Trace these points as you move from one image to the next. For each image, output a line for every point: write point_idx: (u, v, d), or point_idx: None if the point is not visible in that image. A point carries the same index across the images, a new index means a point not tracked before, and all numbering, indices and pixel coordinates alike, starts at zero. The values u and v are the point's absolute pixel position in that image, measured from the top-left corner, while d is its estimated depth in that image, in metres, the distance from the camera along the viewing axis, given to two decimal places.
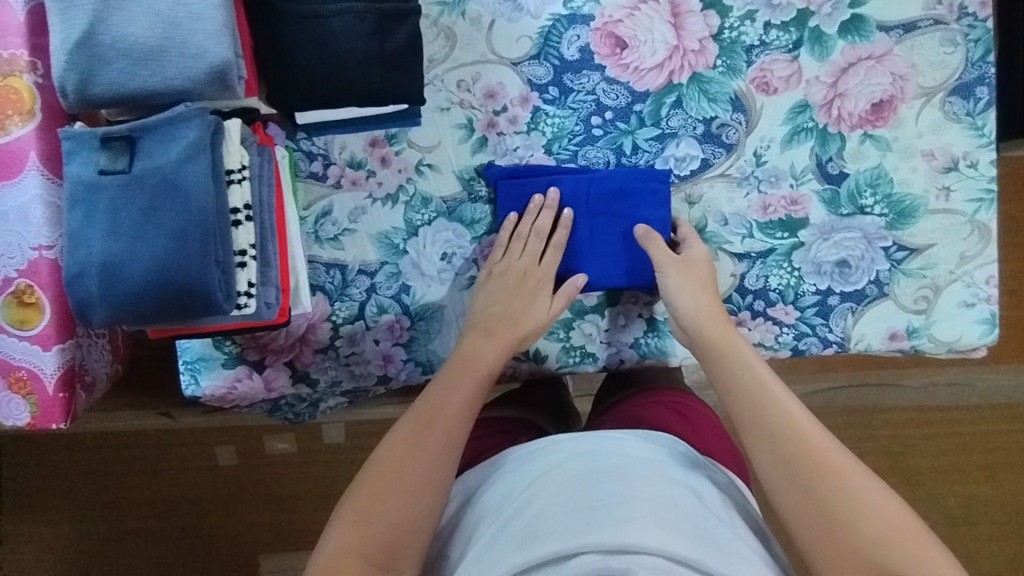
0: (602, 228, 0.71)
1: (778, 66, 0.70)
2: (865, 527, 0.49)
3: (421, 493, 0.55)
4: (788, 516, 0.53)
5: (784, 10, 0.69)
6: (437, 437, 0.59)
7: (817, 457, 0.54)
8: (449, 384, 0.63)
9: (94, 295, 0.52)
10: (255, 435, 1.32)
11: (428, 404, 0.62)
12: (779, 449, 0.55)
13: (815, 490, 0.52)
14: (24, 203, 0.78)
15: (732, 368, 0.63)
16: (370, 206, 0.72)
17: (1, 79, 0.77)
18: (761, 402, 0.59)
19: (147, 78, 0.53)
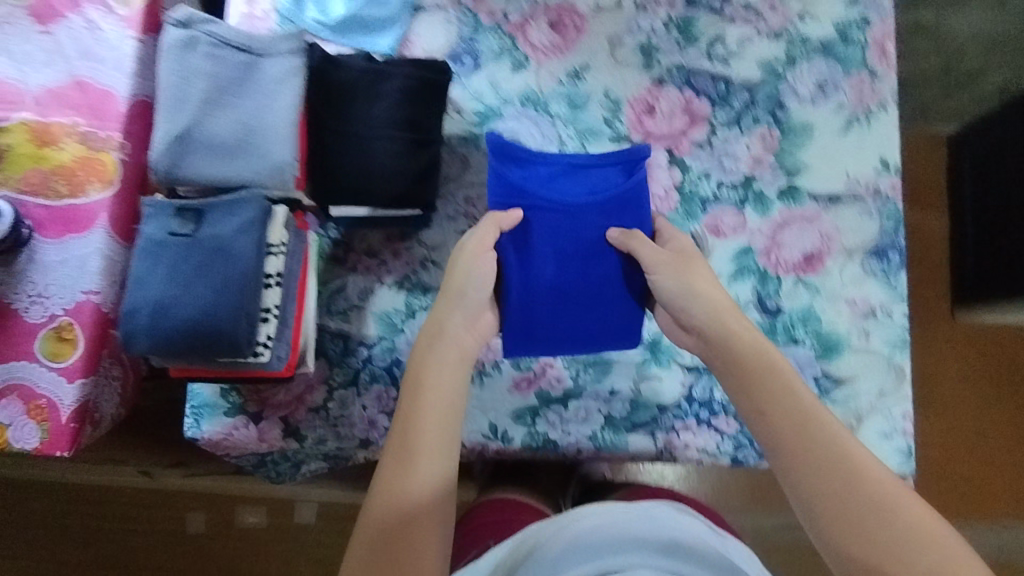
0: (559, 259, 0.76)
1: (728, 217, 0.85)
2: (873, 480, 0.60)
3: (421, 500, 0.63)
4: (811, 481, 0.62)
5: (734, 173, 0.86)
6: (419, 448, 0.65)
7: (832, 444, 0.62)
8: (418, 408, 0.67)
9: (142, 327, 0.62)
10: (228, 505, 1.35)
11: (407, 430, 0.66)
12: (813, 459, 0.62)
13: (834, 461, 0.61)
14: (84, 253, 0.92)
15: (764, 381, 0.67)
16: (378, 288, 0.86)
17: (94, 153, 0.94)
18: (771, 384, 0.67)
19: (222, 166, 0.68)
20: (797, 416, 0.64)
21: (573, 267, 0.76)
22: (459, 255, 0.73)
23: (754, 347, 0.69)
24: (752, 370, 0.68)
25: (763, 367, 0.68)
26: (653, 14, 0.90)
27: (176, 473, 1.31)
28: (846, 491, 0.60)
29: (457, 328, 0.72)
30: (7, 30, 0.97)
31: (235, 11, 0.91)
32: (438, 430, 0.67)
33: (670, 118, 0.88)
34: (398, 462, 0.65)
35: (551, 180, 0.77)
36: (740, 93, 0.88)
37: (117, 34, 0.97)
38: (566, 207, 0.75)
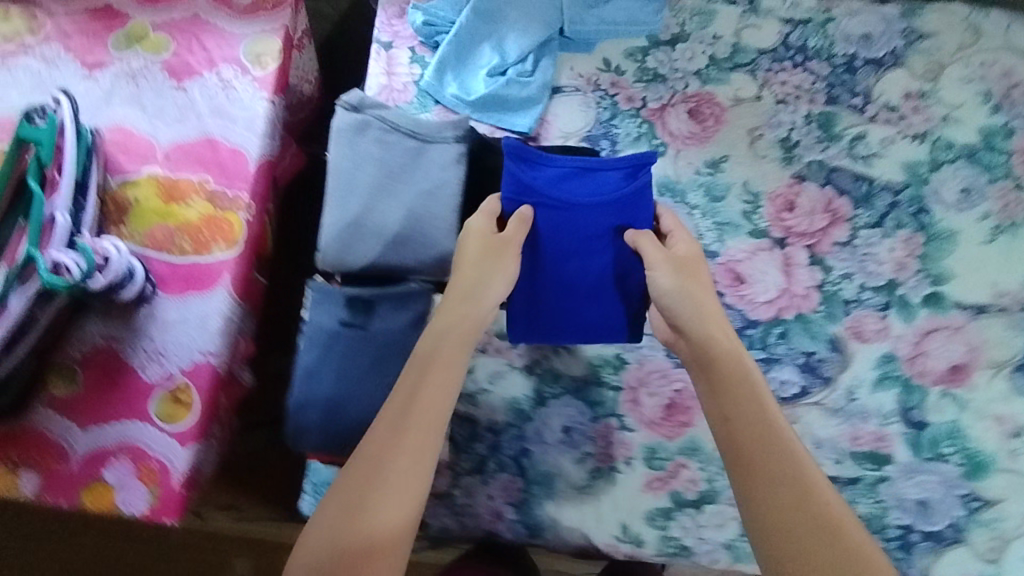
0: (564, 248, 0.76)
1: (871, 321, 0.84)
2: (834, 520, 0.57)
3: (388, 499, 0.55)
4: (765, 505, 0.58)
5: (877, 277, 0.85)
6: (405, 440, 0.57)
7: (797, 473, 0.59)
8: (410, 403, 0.59)
9: (315, 423, 0.62)
10: (279, 554, 1.21)
11: (387, 425, 0.58)
12: (774, 480, 0.59)
13: (790, 487, 0.58)
14: (205, 313, 0.92)
15: (738, 396, 0.65)
16: (509, 372, 0.84)
17: (219, 211, 0.94)
18: (744, 399, 0.64)
19: (389, 254, 0.67)
20: (766, 434, 0.62)
21: (572, 263, 0.77)
22: (493, 237, 0.67)
23: (737, 363, 0.67)
24: (730, 382, 0.66)
25: (740, 383, 0.65)
26: (794, 109, 0.89)
27: (226, 516, 1.21)
28: (796, 518, 0.57)
29: (470, 316, 0.64)
30: (141, 84, 0.98)
31: (373, 81, 0.91)
32: (421, 432, 0.58)
33: (810, 216, 0.87)
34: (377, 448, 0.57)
35: (559, 181, 0.75)
36: (882, 195, 0.87)
37: (249, 94, 0.97)
38: (573, 205, 0.75)
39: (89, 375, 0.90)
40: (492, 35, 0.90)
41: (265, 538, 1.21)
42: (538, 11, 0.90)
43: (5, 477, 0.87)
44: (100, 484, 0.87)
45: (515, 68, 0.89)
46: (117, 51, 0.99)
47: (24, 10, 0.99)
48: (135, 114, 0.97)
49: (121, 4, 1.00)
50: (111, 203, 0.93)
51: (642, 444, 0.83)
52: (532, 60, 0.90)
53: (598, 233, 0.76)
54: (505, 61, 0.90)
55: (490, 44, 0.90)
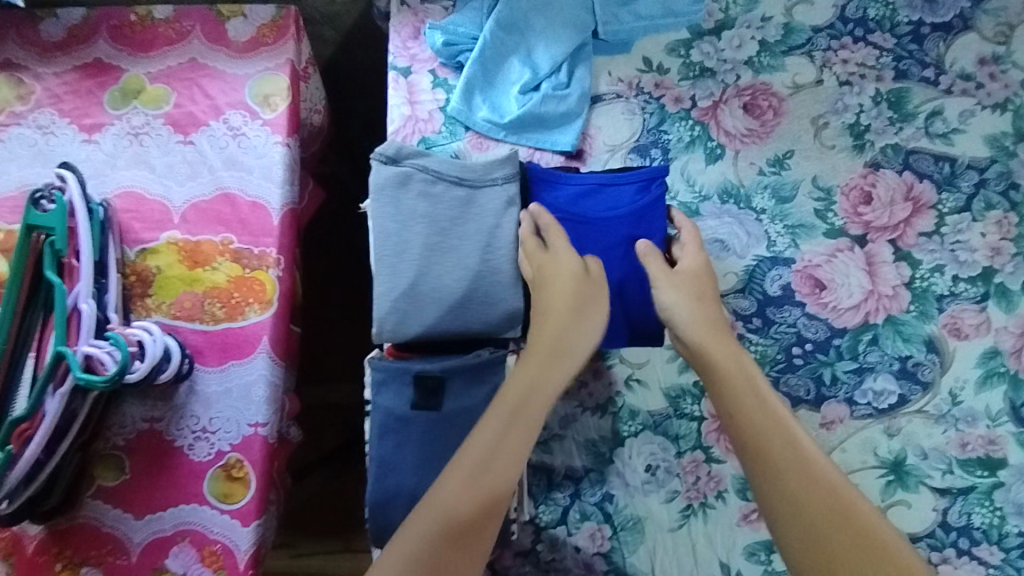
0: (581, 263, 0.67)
1: (968, 315, 0.76)
2: (853, 502, 0.51)
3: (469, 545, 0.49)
4: (776, 499, 0.53)
5: (970, 266, 0.77)
6: (491, 480, 0.51)
7: (807, 459, 0.54)
8: (492, 460, 0.52)
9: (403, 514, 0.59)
10: None
11: (465, 481, 0.50)
12: (798, 493, 0.52)
13: (800, 474, 0.53)
14: (248, 381, 0.85)
15: (741, 403, 0.58)
16: (581, 414, 0.78)
17: (248, 271, 0.87)
18: (740, 393, 0.59)
19: (454, 320, 0.63)
20: (778, 442, 0.55)
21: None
22: (592, 286, 0.61)
23: (734, 361, 0.61)
24: (731, 390, 0.59)
25: (740, 389, 0.59)
26: (860, 90, 0.81)
27: (283, 554, 1.13)
28: (831, 533, 0.50)
29: (558, 369, 0.58)
30: (146, 141, 0.91)
31: (396, 112, 0.83)
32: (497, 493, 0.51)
33: (890, 207, 0.79)
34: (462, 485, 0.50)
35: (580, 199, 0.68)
36: (967, 174, 0.79)
37: (262, 140, 0.90)
38: (594, 221, 0.68)
39: (138, 461, 0.83)
40: (520, 49, 0.83)
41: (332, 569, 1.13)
42: (566, 17, 0.82)
43: None
44: (165, 574, 0.80)
45: (549, 81, 0.82)
46: (114, 109, 0.91)
47: (11, 76, 0.92)
48: (143, 175, 0.90)
49: (112, 57, 0.93)
50: (133, 275, 0.87)
51: (734, 475, 0.76)
52: (566, 70, 0.82)
53: (614, 248, 0.67)
54: (538, 74, 0.82)
55: (518, 58, 0.83)
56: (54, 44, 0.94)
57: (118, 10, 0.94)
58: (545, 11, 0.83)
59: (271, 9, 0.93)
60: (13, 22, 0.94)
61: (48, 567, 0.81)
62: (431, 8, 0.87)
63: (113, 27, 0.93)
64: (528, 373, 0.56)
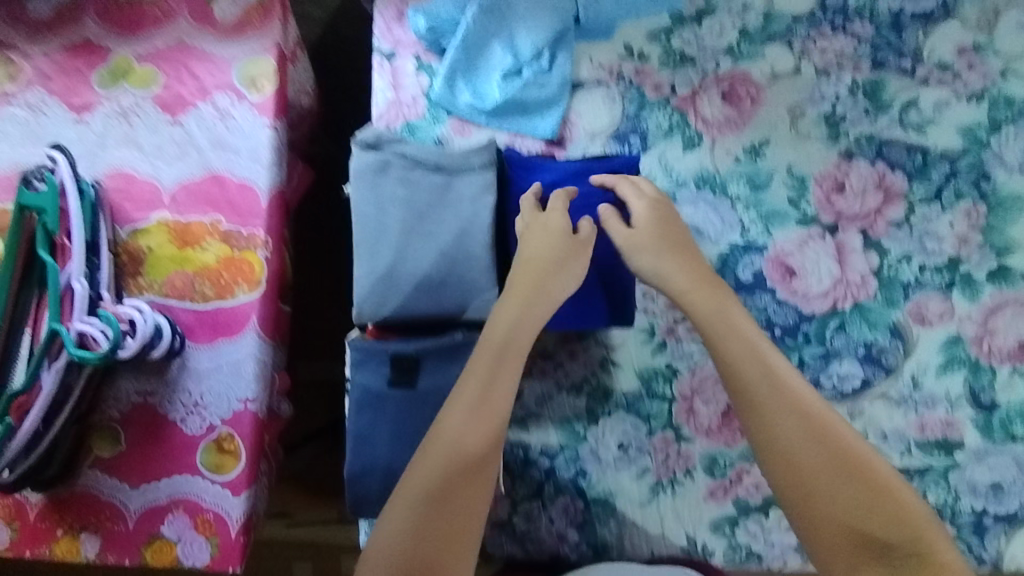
0: None
1: (933, 304, 0.79)
2: (831, 417, 0.55)
3: (477, 468, 0.54)
4: (766, 415, 0.55)
5: (937, 256, 0.79)
6: (491, 411, 0.56)
7: (790, 380, 0.57)
8: (478, 411, 0.55)
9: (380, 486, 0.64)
10: (335, 554, 1.17)
11: (468, 446, 0.54)
12: (785, 431, 0.54)
13: (781, 391, 0.56)
14: (237, 358, 0.88)
15: (728, 345, 0.59)
16: (557, 394, 0.80)
17: (236, 252, 0.90)
18: (722, 320, 0.61)
19: (428, 304, 0.65)
20: (768, 383, 0.56)
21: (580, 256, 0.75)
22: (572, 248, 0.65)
23: (712, 293, 0.63)
24: (721, 336, 0.60)
25: (722, 319, 0.61)
26: (838, 80, 0.82)
27: (279, 525, 1.17)
28: (816, 468, 0.53)
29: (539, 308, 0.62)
30: (135, 122, 0.92)
31: (380, 97, 0.85)
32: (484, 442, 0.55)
33: (862, 195, 0.80)
34: (469, 413, 0.55)
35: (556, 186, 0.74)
36: (939, 165, 0.80)
37: (250, 122, 0.91)
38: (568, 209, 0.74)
39: (133, 433, 0.87)
40: (503, 31, 0.83)
41: (321, 539, 1.17)
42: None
43: (66, 542, 0.85)
44: (160, 540, 0.85)
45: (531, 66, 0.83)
46: (103, 89, 0.93)
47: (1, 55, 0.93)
48: (133, 155, 0.92)
49: (101, 37, 0.94)
50: (124, 254, 0.89)
51: (703, 454, 0.79)
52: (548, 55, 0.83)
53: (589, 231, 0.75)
54: (520, 59, 0.83)
55: (501, 41, 0.84)
56: (41, 23, 0.94)
57: None
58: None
59: None
60: None
61: (51, 532, 0.85)
62: None
63: (100, 5, 0.94)
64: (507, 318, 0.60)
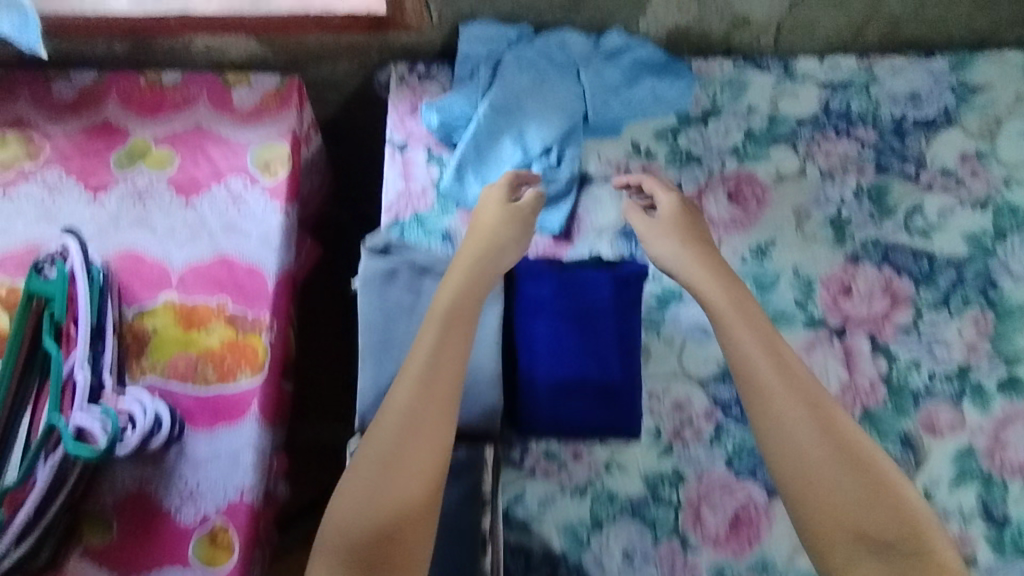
0: (558, 354, 0.72)
1: (944, 413, 0.78)
2: (847, 430, 0.63)
3: (428, 455, 0.58)
4: (790, 425, 0.63)
5: (947, 364, 0.79)
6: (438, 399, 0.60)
7: (814, 396, 0.64)
8: (402, 452, 0.57)
9: None
10: None
11: (412, 463, 0.57)
12: (796, 431, 0.63)
13: (808, 405, 0.64)
14: (236, 446, 0.87)
15: (752, 357, 0.67)
16: (560, 496, 0.77)
17: (241, 334, 0.90)
18: (754, 337, 0.68)
19: None
20: (787, 392, 0.64)
21: (588, 363, 0.72)
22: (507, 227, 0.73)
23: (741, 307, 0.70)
24: (754, 351, 0.67)
25: (755, 338, 0.68)
26: (842, 183, 0.83)
27: None
28: (821, 464, 0.61)
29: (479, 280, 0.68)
30: (149, 203, 0.93)
31: (391, 187, 0.86)
32: (416, 496, 0.57)
33: (869, 299, 0.80)
34: (421, 400, 0.60)
35: (563, 291, 0.73)
36: (946, 271, 0.80)
37: (261, 206, 0.92)
38: (577, 314, 0.73)
39: (126, 521, 0.84)
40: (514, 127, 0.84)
41: None
42: (561, 98, 0.84)
43: None
44: None
45: (541, 162, 0.84)
46: (120, 170, 0.94)
47: (22, 134, 0.95)
48: (144, 235, 0.93)
49: (120, 120, 0.96)
50: (130, 335, 0.89)
51: (709, 566, 0.75)
52: (557, 152, 0.84)
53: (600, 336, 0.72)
54: (531, 155, 0.84)
55: (512, 135, 0.85)
56: (64, 105, 0.97)
57: (129, 74, 0.97)
58: (540, 92, 0.84)
59: (275, 78, 0.96)
60: (27, 82, 0.98)
61: None
62: (428, 86, 0.89)
63: (122, 90, 0.97)
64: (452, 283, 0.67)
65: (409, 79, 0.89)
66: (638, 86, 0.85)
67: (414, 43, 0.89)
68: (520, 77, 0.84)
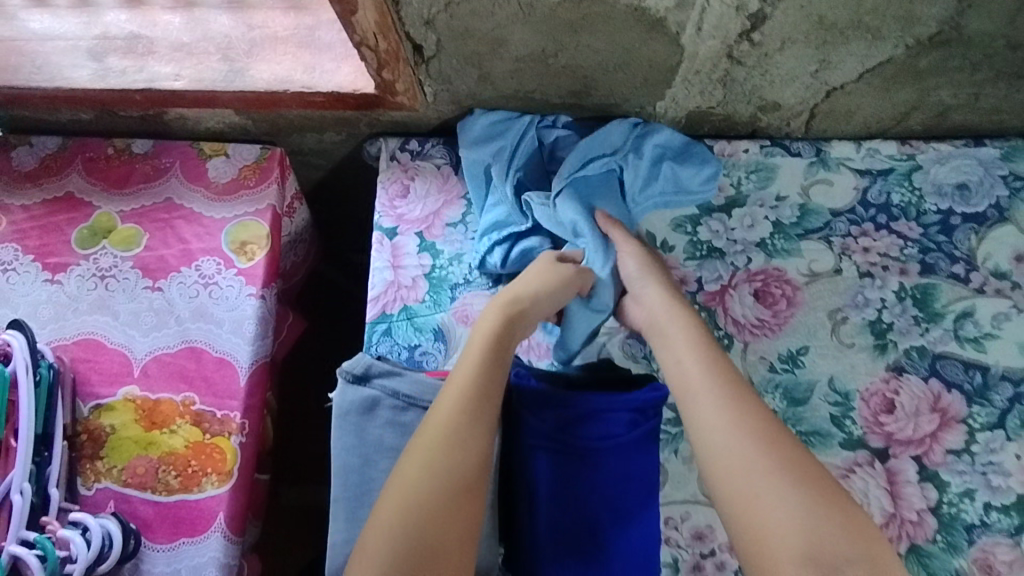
0: (559, 500, 0.60)
1: (1002, 550, 0.68)
2: (793, 447, 0.57)
3: (462, 471, 0.54)
4: (728, 443, 0.57)
5: (1004, 492, 0.69)
6: (476, 422, 0.56)
7: (759, 414, 0.59)
8: (437, 468, 0.53)
9: None
10: None
11: (448, 477, 0.53)
12: (734, 445, 0.57)
13: (747, 418, 0.58)
14: (197, 563, 0.76)
15: (694, 371, 0.63)
16: None
17: (207, 436, 0.80)
18: (695, 357, 0.64)
19: None
20: (729, 407, 0.59)
21: (595, 508, 0.60)
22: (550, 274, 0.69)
23: (688, 329, 0.66)
24: (694, 370, 0.63)
25: (697, 358, 0.63)
26: (883, 283, 0.75)
27: None
28: (763, 476, 0.55)
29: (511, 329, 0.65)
30: (112, 285, 0.85)
31: (378, 276, 0.77)
32: (456, 511, 0.52)
33: (915, 418, 0.71)
34: (460, 413, 0.56)
35: (569, 424, 0.61)
36: (1001, 387, 0.71)
37: (236, 291, 0.84)
38: (581, 452, 0.61)
39: None
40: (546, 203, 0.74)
41: None
42: (598, 176, 0.75)
43: None
44: None
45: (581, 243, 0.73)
46: (82, 249, 0.86)
47: None
48: (105, 321, 0.84)
49: (85, 192, 0.88)
50: (84, 433, 0.80)
51: None
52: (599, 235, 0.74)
53: (612, 478, 0.61)
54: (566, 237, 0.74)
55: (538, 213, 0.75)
56: (23, 174, 0.89)
57: (98, 143, 0.90)
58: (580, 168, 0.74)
59: (256, 149, 0.88)
60: None
61: None
62: (422, 165, 0.81)
63: (89, 160, 0.89)
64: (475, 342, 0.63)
65: (401, 157, 0.82)
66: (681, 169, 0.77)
67: (406, 117, 0.81)
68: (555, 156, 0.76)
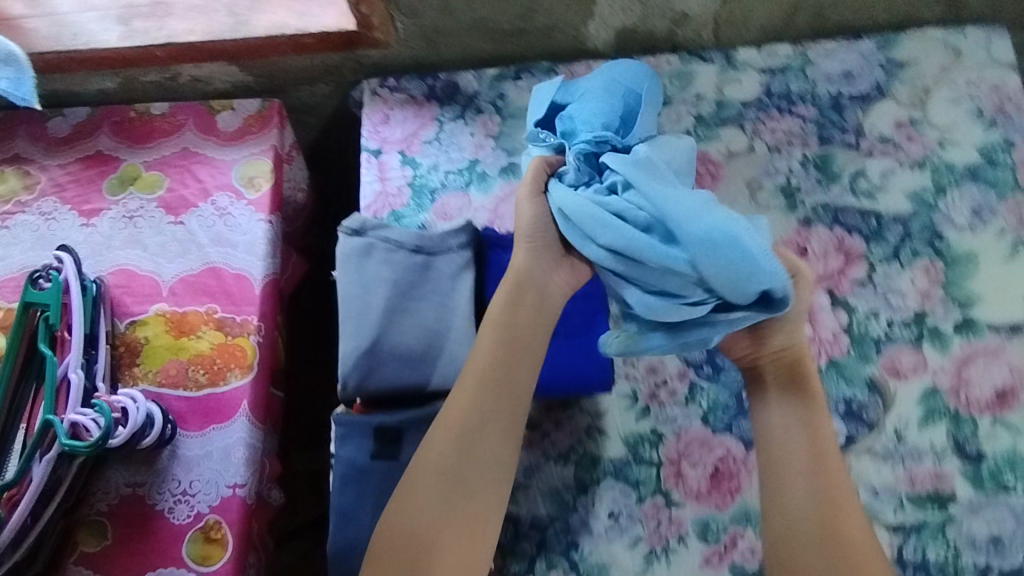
0: None
1: (906, 357, 0.81)
2: (861, 543, 0.60)
3: (483, 487, 0.63)
4: (801, 529, 0.62)
5: (903, 311, 0.82)
6: (499, 438, 0.65)
7: (840, 508, 0.62)
8: (461, 475, 0.62)
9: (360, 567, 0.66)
10: None
11: (468, 492, 0.62)
12: (806, 531, 0.61)
13: (828, 509, 0.62)
14: (228, 443, 0.88)
15: (795, 449, 0.65)
16: (544, 463, 0.81)
17: (230, 338, 0.93)
18: (798, 439, 0.66)
19: (414, 372, 0.70)
20: (817, 498, 0.62)
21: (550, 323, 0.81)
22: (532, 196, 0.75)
23: (803, 400, 0.68)
24: (790, 448, 0.66)
25: (799, 441, 0.66)
26: (789, 155, 0.89)
27: None
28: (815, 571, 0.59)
29: (534, 325, 0.70)
30: (140, 223, 0.98)
31: (368, 189, 0.91)
32: (468, 514, 0.62)
33: (824, 258, 0.85)
34: (485, 429, 0.65)
35: None
36: (893, 228, 0.85)
37: (247, 218, 0.98)
38: None
39: (120, 526, 0.85)
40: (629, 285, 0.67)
41: None
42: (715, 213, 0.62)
43: None
44: None
45: (679, 307, 0.64)
46: (112, 195, 1.00)
47: (20, 168, 1.02)
48: (136, 253, 0.97)
49: (113, 149, 1.02)
50: (122, 345, 0.92)
51: (693, 518, 0.77)
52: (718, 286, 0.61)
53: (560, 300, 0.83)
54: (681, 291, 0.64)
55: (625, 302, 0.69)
56: (59, 140, 1.03)
57: (120, 108, 1.05)
58: (644, 269, 0.65)
59: (257, 102, 1.03)
60: (24, 121, 1.05)
61: None
62: (399, 97, 0.96)
63: (114, 123, 1.04)
64: (493, 344, 0.67)
65: (382, 92, 0.97)
66: (778, 275, 0.60)
67: (384, 59, 0.97)
68: (607, 246, 0.67)
